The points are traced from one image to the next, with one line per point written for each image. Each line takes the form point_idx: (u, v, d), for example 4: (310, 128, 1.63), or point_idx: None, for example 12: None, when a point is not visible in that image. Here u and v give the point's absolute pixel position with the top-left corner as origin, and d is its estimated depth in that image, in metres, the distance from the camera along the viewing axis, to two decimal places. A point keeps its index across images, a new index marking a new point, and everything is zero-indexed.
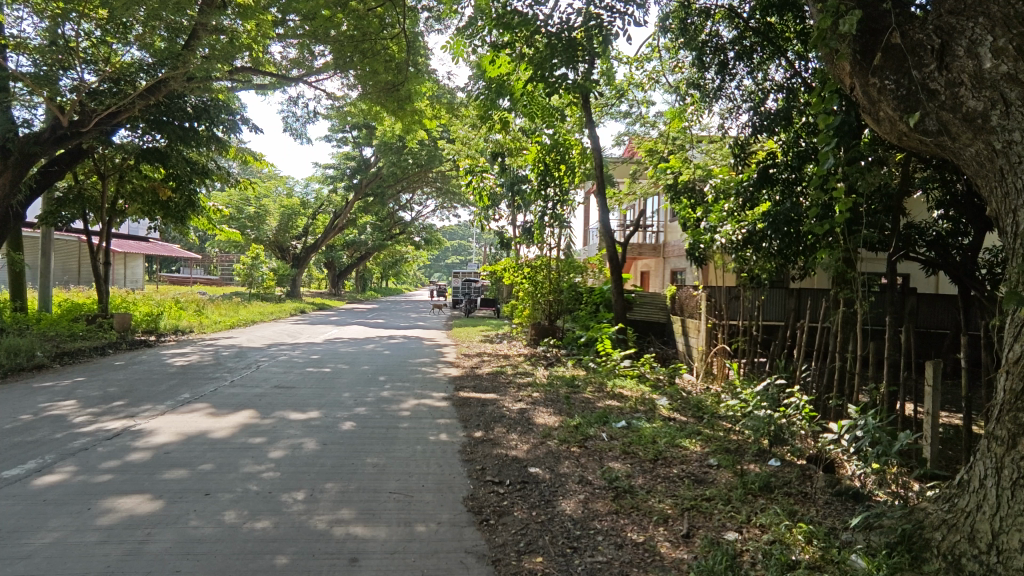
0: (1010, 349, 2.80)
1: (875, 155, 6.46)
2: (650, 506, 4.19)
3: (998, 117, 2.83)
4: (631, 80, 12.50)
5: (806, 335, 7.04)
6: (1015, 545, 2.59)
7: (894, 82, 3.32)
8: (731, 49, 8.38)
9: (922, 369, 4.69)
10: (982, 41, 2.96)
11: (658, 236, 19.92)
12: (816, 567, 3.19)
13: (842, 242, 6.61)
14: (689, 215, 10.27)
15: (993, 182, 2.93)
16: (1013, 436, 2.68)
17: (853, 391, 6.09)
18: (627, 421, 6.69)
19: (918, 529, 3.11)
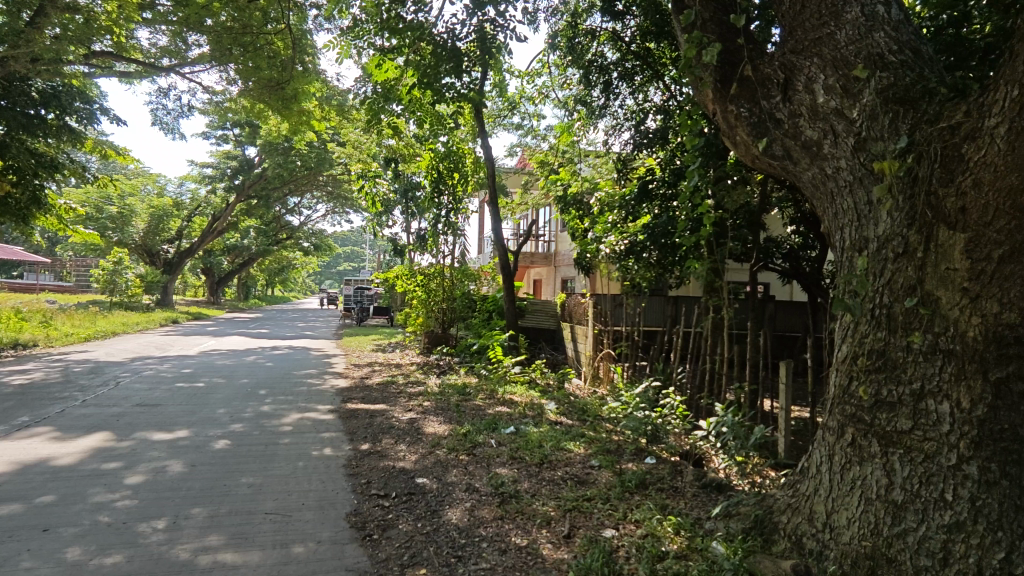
0: (838, 350, 3.18)
1: (740, 175, 7.12)
2: (534, 510, 4.28)
3: (829, 146, 3.23)
4: (523, 93, 12.83)
5: (681, 339, 7.58)
6: (843, 521, 2.97)
7: (748, 110, 3.67)
8: (614, 70, 8.88)
9: (777, 368, 5.20)
10: (816, 78, 3.36)
11: (549, 245, 20.59)
12: (682, 556, 3.42)
13: (712, 254, 7.23)
14: (577, 225, 10.68)
15: (825, 203, 3.32)
16: (841, 425, 3.06)
17: (720, 390, 6.66)
18: (515, 427, 6.81)
19: (768, 514, 3.43)
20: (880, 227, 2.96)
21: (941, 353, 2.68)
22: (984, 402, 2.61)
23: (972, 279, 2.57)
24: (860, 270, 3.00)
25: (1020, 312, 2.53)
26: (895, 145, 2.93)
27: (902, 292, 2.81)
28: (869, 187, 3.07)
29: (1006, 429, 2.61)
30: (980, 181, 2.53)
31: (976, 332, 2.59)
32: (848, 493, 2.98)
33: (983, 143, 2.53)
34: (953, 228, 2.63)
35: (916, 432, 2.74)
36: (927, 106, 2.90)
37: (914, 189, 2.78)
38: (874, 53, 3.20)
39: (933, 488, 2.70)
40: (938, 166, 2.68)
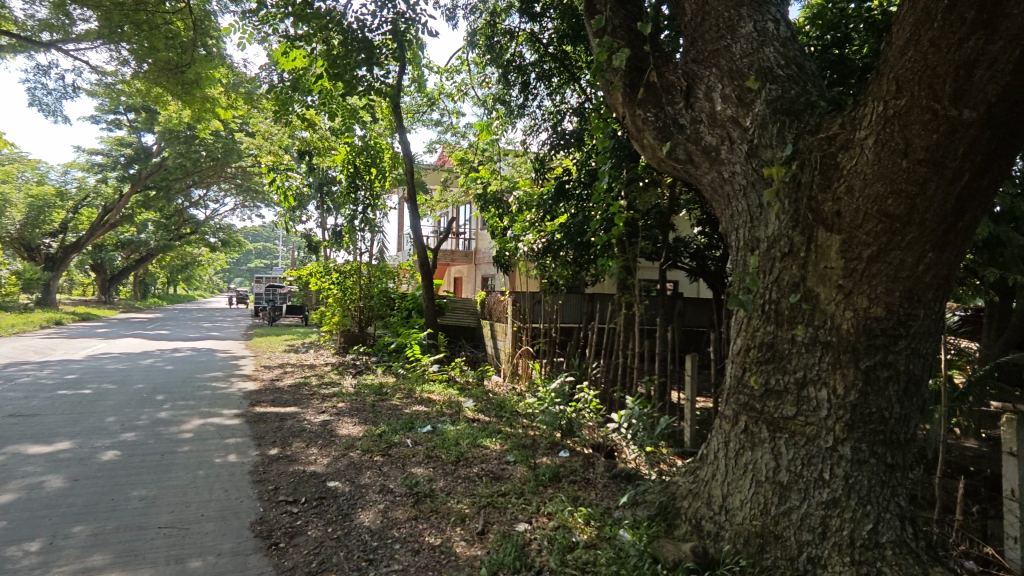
0: (733, 343, 3.38)
1: (651, 177, 7.44)
2: (449, 508, 4.26)
3: (726, 151, 3.44)
4: (442, 89, 12.71)
5: (596, 335, 7.80)
6: (737, 503, 3.17)
7: (654, 115, 3.84)
8: (532, 71, 8.98)
9: (684, 361, 5.47)
10: (714, 88, 3.56)
11: (469, 243, 20.57)
12: (591, 546, 3.52)
13: (625, 253, 7.50)
14: (496, 224, 10.70)
15: (722, 206, 3.54)
16: (736, 413, 3.26)
17: (632, 384, 6.92)
18: (433, 425, 6.74)
19: (671, 500, 3.60)
20: (770, 228, 3.18)
21: (820, 344, 2.91)
22: (856, 389, 2.86)
23: (846, 278, 2.79)
24: (752, 268, 3.21)
25: (885, 308, 2.76)
26: (782, 153, 3.16)
27: (787, 289, 3.03)
28: (761, 191, 3.29)
29: (874, 412, 2.88)
30: (849, 187, 2.73)
31: (849, 325, 2.83)
32: (741, 477, 3.19)
33: (852, 153, 2.73)
34: (830, 230, 2.83)
35: (799, 417, 2.98)
36: (810, 117, 3.15)
37: (798, 193, 3.00)
38: (765, 67, 3.45)
39: (814, 468, 2.95)
40: (818, 172, 2.90)
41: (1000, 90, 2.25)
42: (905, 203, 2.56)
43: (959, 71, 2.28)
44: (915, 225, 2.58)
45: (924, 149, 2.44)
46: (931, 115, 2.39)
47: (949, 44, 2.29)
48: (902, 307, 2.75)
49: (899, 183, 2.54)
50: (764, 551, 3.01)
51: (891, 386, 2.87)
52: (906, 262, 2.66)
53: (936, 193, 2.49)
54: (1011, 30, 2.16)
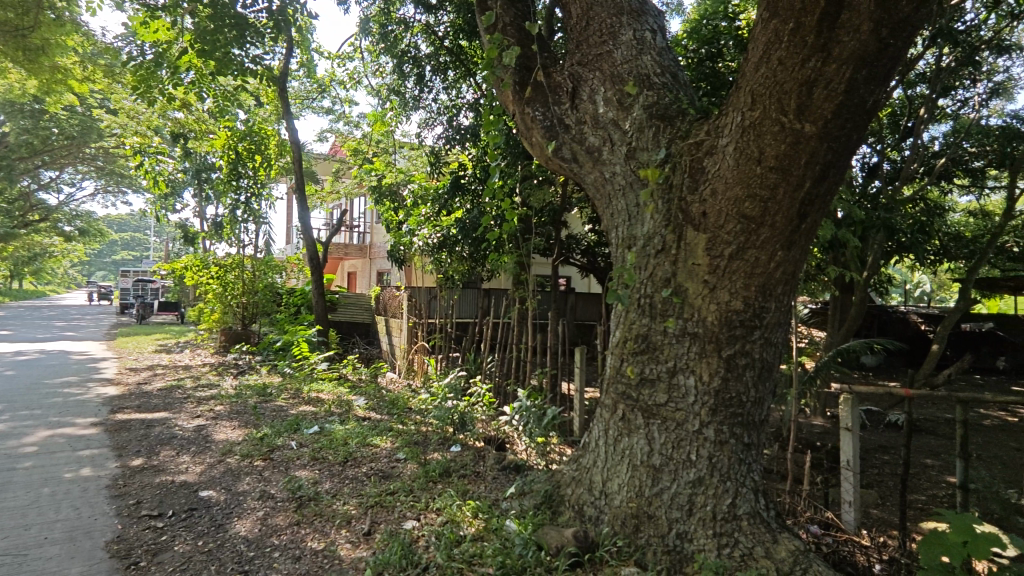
0: (613, 335, 3.55)
1: (544, 176, 7.63)
2: (333, 510, 4.12)
3: (607, 152, 3.60)
4: (333, 76, 12.20)
5: (491, 329, 7.87)
6: (616, 486, 3.35)
7: (542, 114, 3.93)
8: (427, 64, 8.85)
9: (573, 354, 5.65)
10: (597, 91, 3.71)
11: (363, 237, 19.96)
12: (479, 538, 3.56)
13: (519, 248, 7.63)
14: (391, 217, 10.43)
15: (603, 204, 3.70)
16: (615, 401, 3.43)
17: (525, 376, 7.07)
18: (320, 426, 6.47)
19: (556, 488, 3.73)
20: (645, 227, 3.38)
21: (689, 336, 3.14)
22: (719, 375, 3.11)
23: (711, 274, 3.03)
24: (629, 264, 3.40)
25: (743, 301, 3.02)
26: (657, 156, 3.37)
27: (660, 284, 3.23)
28: (638, 192, 3.48)
29: (734, 397, 3.14)
30: (714, 190, 2.95)
31: (713, 317, 3.07)
32: (618, 462, 3.36)
33: (717, 159, 2.96)
34: (697, 229, 3.06)
35: (670, 404, 3.19)
36: (681, 124, 3.38)
37: (671, 195, 3.21)
38: (643, 74, 3.64)
39: (683, 451, 3.17)
40: (687, 176, 3.11)
41: (835, 108, 2.51)
42: (759, 206, 2.81)
43: (802, 89, 2.52)
44: (767, 226, 2.84)
45: (774, 157, 2.68)
46: (780, 127, 2.63)
47: (794, 64, 2.52)
48: (757, 300, 3.02)
49: (754, 188, 2.79)
50: (639, 530, 3.21)
51: (748, 372, 3.14)
52: (760, 259, 2.92)
53: (784, 197, 2.75)
54: (842, 54, 2.40)
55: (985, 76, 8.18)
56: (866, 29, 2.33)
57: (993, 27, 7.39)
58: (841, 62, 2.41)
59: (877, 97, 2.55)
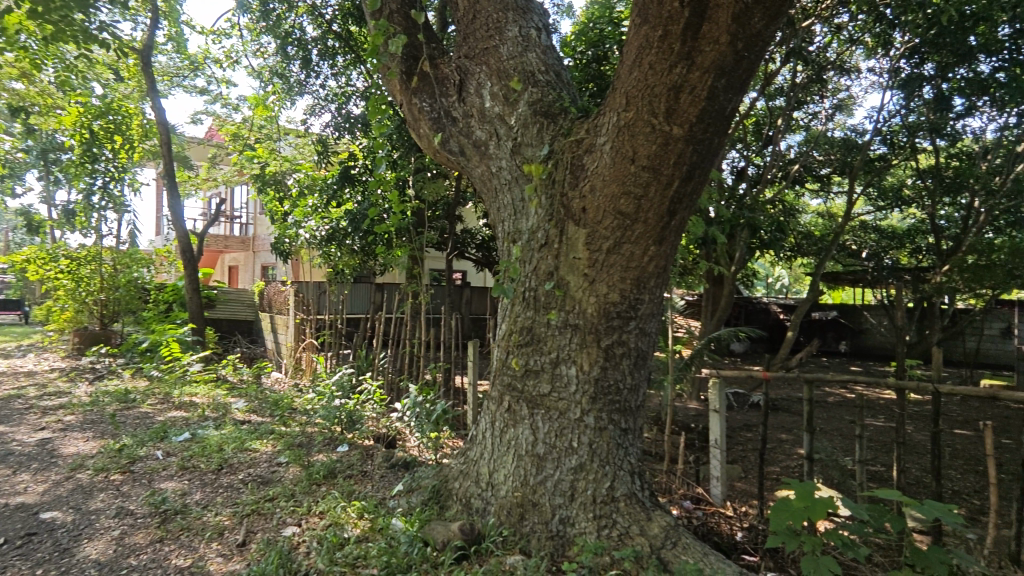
0: (499, 328, 3.61)
1: (438, 169, 7.55)
2: (203, 523, 3.82)
3: (494, 147, 3.64)
4: (208, 53, 11.24)
5: (382, 325, 7.67)
6: (502, 477, 3.42)
7: (429, 105, 3.90)
8: (313, 47, 8.38)
9: (466, 348, 5.65)
10: (484, 85, 3.73)
11: (246, 228, 18.68)
12: (363, 539, 3.46)
13: (412, 242, 7.50)
14: (276, 208, 9.80)
15: (490, 198, 3.75)
16: (501, 393, 3.50)
17: (418, 372, 6.97)
18: (192, 432, 5.96)
19: (444, 483, 3.74)
20: (530, 221, 3.46)
21: (570, 327, 3.25)
22: (598, 364, 3.24)
23: (590, 267, 3.15)
24: (514, 257, 3.47)
25: (620, 293, 3.16)
26: (540, 152, 3.45)
27: (544, 277, 3.32)
28: (523, 186, 3.55)
29: (612, 385, 3.29)
30: (592, 187, 3.07)
31: (592, 309, 3.19)
32: (504, 453, 3.44)
33: (595, 156, 3.07)
34: (577, 224, 3.17)
35: (552, 394, 3.30)
36: (563, 121, 3.47)
37: (553, 190, 3.30)
38: (527, 70, 3.70)
39: (564, 439, 3.29)
40: (568, 172, 3.21)
41: (699, 113, 2.67)
42: (633, 203, 2.95)
43: (670, 93, 2.66)
44: (641, 222, 2.98)
45: (647, 157, 2.83)
46: (651, 128, 2.77)
47: (663, 70, 2.65)
48: (632, 293, 3.16)
49: (629, 185, 2.92)
50: (523, 519, 3.29)
51: (625, 361, 3.28)
52: (634, 254, 3.07)
53: (656, 195, 2.91)
54: (705, 63, 2.55)
55: (830, 92, 9.20)
56: (724, 40, 2.49)
57: (836, 50, 8.31)
58: (703, 70, 2.57)
59: (736, 105, 2.73)
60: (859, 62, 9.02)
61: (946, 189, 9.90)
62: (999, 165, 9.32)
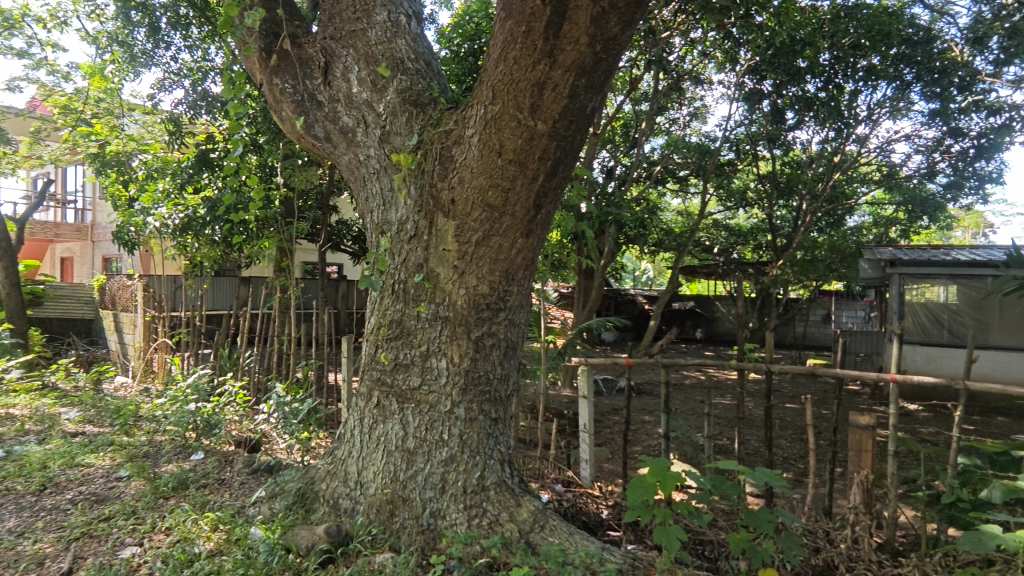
0: (369, 322, 3.53)
1: (309, 156, 7.14)
2: (17, 553, 3.32)
3: (361, 134, 3.53)
4: (27, 10, 9.67)
5: (246, 321, 7.11)
6: (371, 475, 3.35)
7: (291, 86, 3.67)
8: (162, 14, 7.43)
9: (339, 343, 5.26)
10: (351, 69, 3.58)
11: (81, 215, 16.44)
12: (217, 553, 3.21)
13: (281, 232, 7.04)
14: (120, 193, 8.41)
15: (358, 187, 3.64)
16: (370, 389, 3.44)
17: (287, 370, 6.56)
18: (7, 450, 5.14)
19: (309, 485, 3.59)
20: (399, 212, 3.41)
21: (440, 320, 3.25)
22: (468, 356, 3.26)
23: (460, 259, 3.15)
24: (383, 248, 3.40)
25: (489, 286, 3.19)
26: (409, 142, 3.39)
27: (413, 269, 3.30)
28: (391, 176, 3.48)
29: (483, 376, 3.31)
30: (461, 178, 3.07)
31: (462, 301, 3.20)
32: (374, 450, 3.38)
33: (463, 148, 3.07)
34: (447, 216, 3.16)
35: (422, 387, 3.28)
36: (432, 111, 3.44)
37: (422, 181, 3.27)
38: (396, 57, 3.60)
39: (435, 432, 3.28)
40: (437, 163, 3.19)
41: (561, 110, 2.76)
42: (501, 195, 2.99)
43: (534, 89, 2.72)
44: (509, 215, 3.03)
45: (513, 151, 2.87)
46: (517, 123, 2.82)
47: (527, 65, 2.71)
48: (501, 284, 3.21)
49: (496, 178, 2.96)
50: (393, 515, 3.24)
51: (495, 352, 3.32)
52: (503, 246, 3.11)
53: (522, 189, 2.96)
54: (566, 62, 2.64)
55: (687, 100, 9.99)
56: (584, 41, 2.59)
57: (692, 61, 9.03)
58: (565, 68, 2.66)
59: (596, 104, 2.86)
60: (711, 74, 9.89)
61: (781, 192, 11.20)
62: (821, 173, 10.71)
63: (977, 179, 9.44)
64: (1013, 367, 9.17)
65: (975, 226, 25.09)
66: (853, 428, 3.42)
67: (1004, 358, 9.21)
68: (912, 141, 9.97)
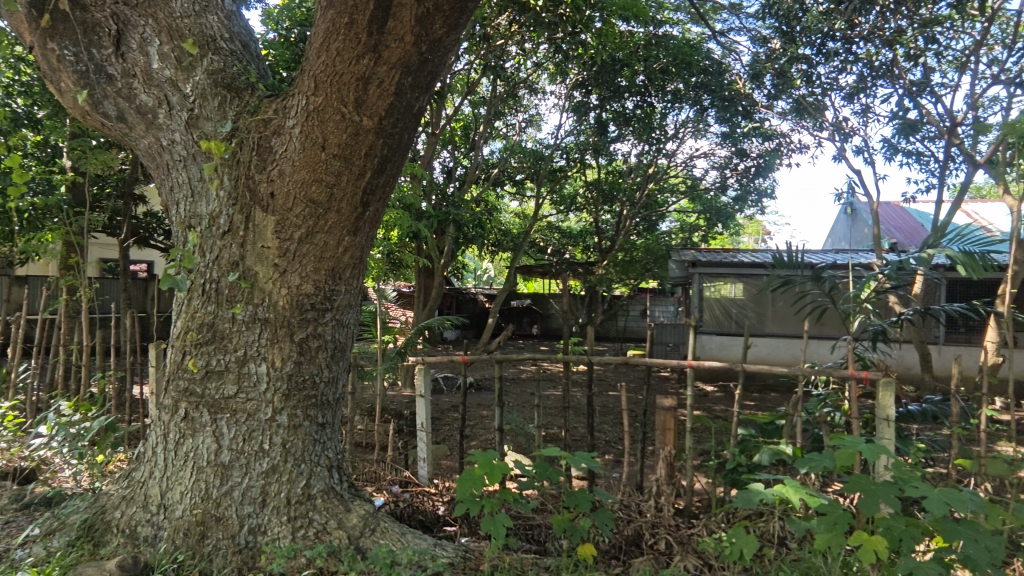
0: (175, 326, 3.19)
1: (104, 137, 6.19)
2: None
3: (164, 116, 3.16)
4: None
5: (17, 329, 5.93)
6: (176, 497, 3.04)
7: (72, 53, 3.15)
8: None
9: (144, 351, 4.52)
10: (151, 41, 3.16)
11: None
12: None
13: (67, 223, 6.01)
14: None
15: (161, 175, 3.27)
16: (176, 402, 3.11)
17: (77, 385, 5.64)
18: None
19: (100, 515, 3.17)
20: (210, 204, 3.12)
21: (259, 322, 3.04)
22: (291, 359, 3.07)
23: (281, 257, 2.98)
24: (190, 245, 3.09)
25: (313, 285, 3.04)
26: (222, 128, 3.12)
27: (227, 268, 3.05)
28: (201, 165, 3.17)
29: (308, 379, 3.14)
30: (281, 171, 2.89)
31: (283, 301, 3.02)
32: (181, 468, 3.06)
33: (283, 139, 2.89)
34: (266, 211, 2.96)
35: (239, 395, 3.04)
36: (248, 97, 3.20)
37: (237, 171, 3.03)
38: (206, 34, 3.26)
39: (254, 442, 3.04)
40: (254, 153, 2.98)
41: (387, 107, 2.73)
42: (325, 191, 2.87)
43: (358, 83, 2.66)
44: (334, 211, 2.91)
45: (337, 145, 2.78)
46: (341, 117, 2.73)
47: (350, 58, 2.64)
48: (327, 284, 3.08)
49: (320, 172, 2.84)
50: (204, 538, 2.96)
51: (321, 354, 3.17)
52: (328, 244, 2.98)
53: (348, 185, 2.87)
54: (391, 58, 2.62)
55: (522, 108, 10.50)
56: (409, 40, 2.59)
57: (526, 70, 9.50)
58: (390, 65, 2.63)
59: (423, 103, 2.87)
60: (544, 85, 10.49)
61: (605, 199, 12.27)
62: (638, 183, 11.90)
63: (757, 193, 11.18)
64: (781, 351, 11.02)
65: (756, 235, 29.71)
66: (659, 410, 3.85)
67: (774, 343, 11.03)
68: (709, 158, 11.51)
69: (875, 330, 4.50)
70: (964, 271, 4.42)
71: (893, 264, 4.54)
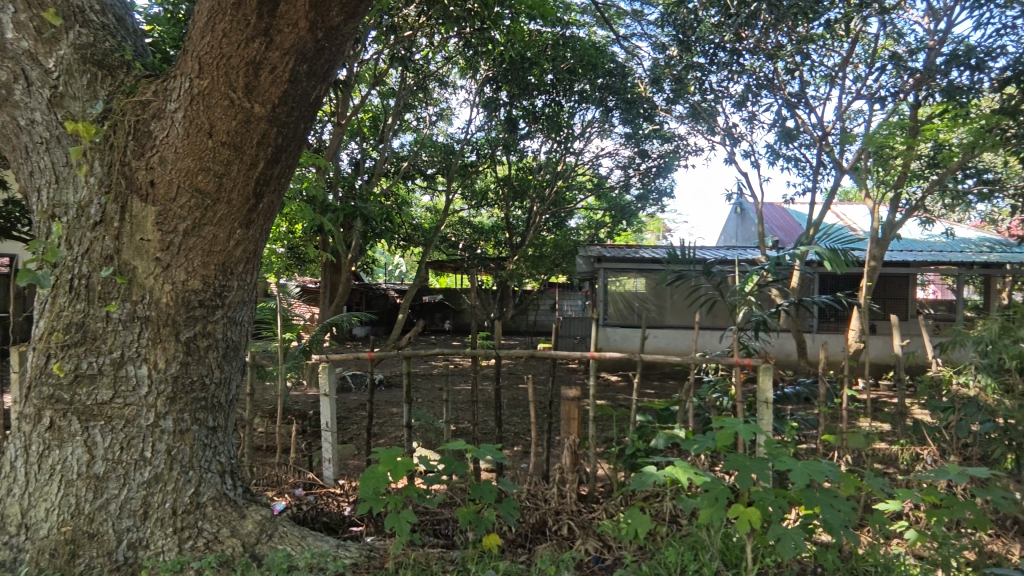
0: (37, 327, 2.89)
1: None
2: None
3: (21, 92, 2.84)
4: None
5: None
6: (41, 515, 2.77)
7: None
8: None
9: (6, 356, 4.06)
10: (4, 7, 2.80)
11: None
12: None
13: None
14: None
15: (19, 159, 2.94)
16: (38, 410, 2.81)
17: None
18: None
19: None
20: (79, 192, 2.85)
21: (138, 320, 2.82)
22: (176, 360, 2.87)
23: (163, 251, 2.77)
24: (55, 237, 2.80)
25: (201, 280, 2.86)
26: (92, 109, 2.85)
27: (99, 263, 2.80)
28: (68, 148, 2.88)
29: (196, 381, 2.94)
30: (162, 158, 2.69)
31: (167, 298, 2.82)
32: (46, 482, 2.79)
33: (163, 124, 2.69)
34: (145, 200, 2.75)
35: (116, 400, 2.80)
36: (124, 77, 2.94)
37: (111, 157, 2.79)
38: (72, 4, 2.94)
39: (133, 450, 2.82)
40: (131, 138, 2.75)
41: (280, 94, 2.61)
42: (213, 180, 2.70)
43: (248, 68, 2.53)
44: (223, 202, 2.75)
45: (225, 132, 2.62)
46: (229, 103, 2.58)
47: (238, 41, 2.50)
48: (216, 279, 2.90)
49: (207, 161, 2.67)
50: (75, 557, 2.71)
51: (211, 353, 2.97)
52: (218, 237, 2.81)
53: (238, 174, 2.72)
54: (284, 44, 2.51)
55: (432, 102, 10.41)
56: (303, 26, 2.49)
57: (436, 63, 9.42)
58: (282, 51, 2.52)
59: (320, 92, 2.77)
60: (455, 79, 10.47)
61: (515, 195, 12.44)
62: (547, 179, 12.16)
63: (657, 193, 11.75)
64: (678, 341, 11.69)
65: (657, 232, 31.36)
66: (564, 400, 3.96)
67: (672, 334, 11.69)
68: (613, 158, 11.95)
69: (757, 320, 4.88)
70: (830, 266, 4.82)
71: (772, 260, 4.96)
